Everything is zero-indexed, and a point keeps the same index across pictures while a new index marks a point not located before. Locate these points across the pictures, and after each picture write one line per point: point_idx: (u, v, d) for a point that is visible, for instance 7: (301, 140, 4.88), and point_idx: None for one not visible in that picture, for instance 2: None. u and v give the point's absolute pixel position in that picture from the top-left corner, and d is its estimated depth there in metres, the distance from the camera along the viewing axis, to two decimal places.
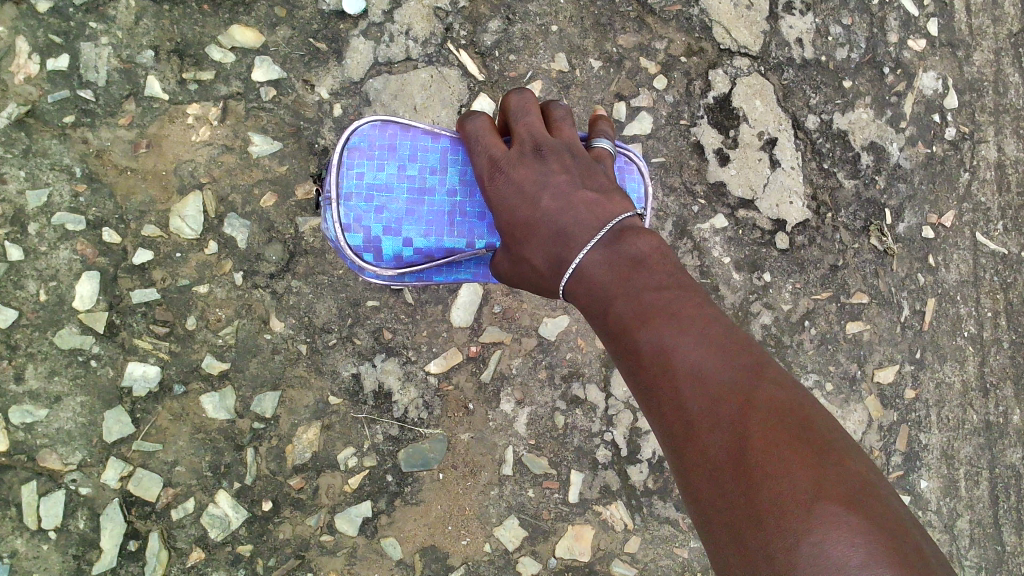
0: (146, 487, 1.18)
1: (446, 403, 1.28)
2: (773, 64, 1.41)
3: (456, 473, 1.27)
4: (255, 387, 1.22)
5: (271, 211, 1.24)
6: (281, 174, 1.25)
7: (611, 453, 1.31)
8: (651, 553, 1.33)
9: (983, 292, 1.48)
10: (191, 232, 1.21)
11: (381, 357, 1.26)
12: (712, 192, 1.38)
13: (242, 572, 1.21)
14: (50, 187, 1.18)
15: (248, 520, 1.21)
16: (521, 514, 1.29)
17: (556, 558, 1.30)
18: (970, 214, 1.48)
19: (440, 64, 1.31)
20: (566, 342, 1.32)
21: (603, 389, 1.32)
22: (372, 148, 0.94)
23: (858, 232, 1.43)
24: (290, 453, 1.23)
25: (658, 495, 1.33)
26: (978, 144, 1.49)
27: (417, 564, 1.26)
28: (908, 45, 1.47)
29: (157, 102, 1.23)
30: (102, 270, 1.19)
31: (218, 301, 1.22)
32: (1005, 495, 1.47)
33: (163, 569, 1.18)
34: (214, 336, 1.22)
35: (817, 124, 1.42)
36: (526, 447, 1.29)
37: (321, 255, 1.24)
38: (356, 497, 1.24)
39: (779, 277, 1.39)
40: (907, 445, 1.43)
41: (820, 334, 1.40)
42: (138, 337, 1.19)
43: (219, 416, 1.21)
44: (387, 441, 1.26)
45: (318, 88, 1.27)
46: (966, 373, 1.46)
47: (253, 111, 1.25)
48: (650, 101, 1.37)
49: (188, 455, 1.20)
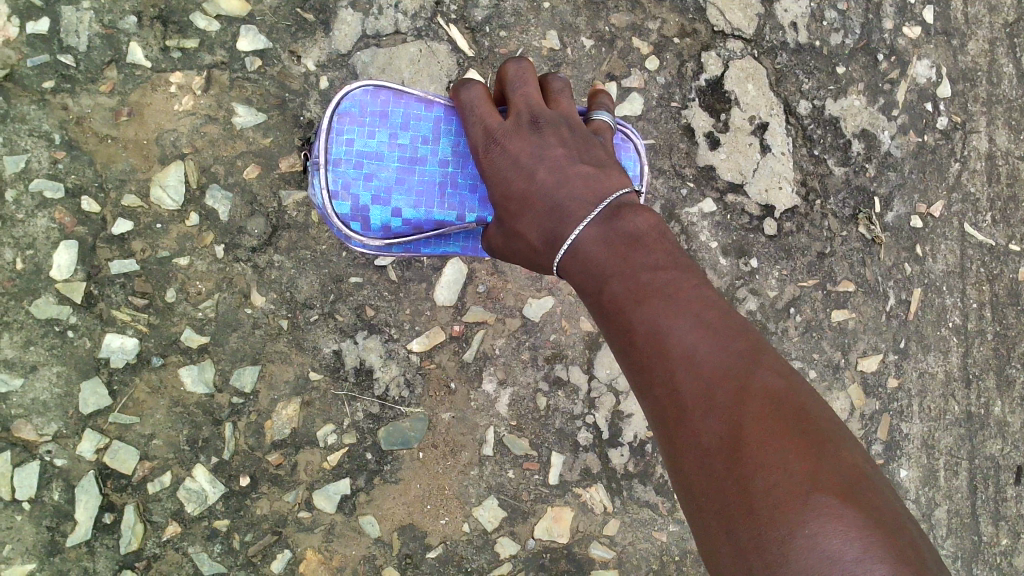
0: (123, 460, 1.14)
1: (428, 381, 1.24)
2: (766, 48, 1.37)
3: (436, 453, 1.23)
4: (234, 361, 1.18)
5: (254, 183, 1.19)
6: (265, 147, 1.20)
7: (592, 435, 1.28)
8: (630, 536, 1.30)
9: (969, 283, 1.45)
10: (172, 203, 1.16)
11: (363, 334, 1.22)
12: (702, 176, 1.33)
13: (218, 547, 1.17)
14: (29, 153, 1.12)
15: (225, 496, 1.17)
16: (501, 495, 1.25)
17: (535, 539, 1.26)
18: (959, 204, 1.44)
19: (429, 38, 1.26)
20: (550, 323, 1.27)
21: (586, 371, 1.28)
22: (363, 114, 0.88)
23: (846, 220, 1.39)
24: (269, 429, 1.19)
25: (639, 478, 1.29)
26: (969, 134, 1.45)
27: (395, 542, 1.22)
28: (904, 32, 1.43)
29: (139, 70, 1.17)
30: (80, 240, 1.13)
31: (198, 273, 1.17)
32: (984, 485, 1.45)
33: (138, 542, 1.14)
34: (194, 309, 1.17)
35: (809, 110, 1.38)
36: (507, 427, 1.26)
37: (304, 229, 1.20)
38: (335, 474, 1.20)
39: (765, 264, 1.35)
40: (888, 434, 1.40)
41: (805, 321, 1.36)
42: (116, 308, 1.14)
43: (197, 390, 1.17)
44: (368, 419, 1.22)
45: (305, 60, 1.22)
46: (948, 363, 1.43)
47: (236, 81, 1.19)
48: (641, 82, 1.32)
49: (166, 428, 1.16)
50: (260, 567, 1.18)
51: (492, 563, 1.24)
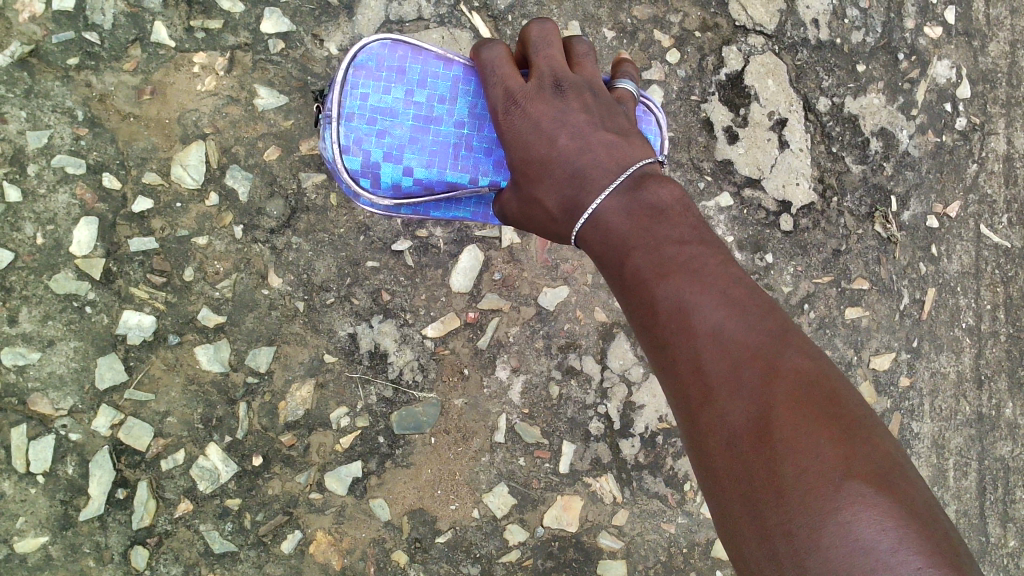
0: (137, 437, 1.07)
1: (442, 367, 1.16)
2: (787, 44, 1.32)
3: (447, 439, 1.15)
4: (250, 341, 1.11)
5: (275, 165, 1.11)
6: (286, 129, 1.12)
7: (604, 426, 1.19)
8: (638, 527, 1.21)
9: (983, 283, 1.41)
10: (193, 182, 1.10)
11: (379, 318, 1.14)
12: (719, 170, 1.28)
13: (230, 526, 1.09)
14: (51, 129, 1.06)
15: (237, 475, 1.10)
16: (511, 481, 1.17)
17: (544, 528, 1.18)
18: (976, 205, 1.40)
19: (451, 25, 1.19)
20: (565, 312, 1.19)
21: (599, 361, 1.20)
22: (380, 69, 0.78)
23: (863, 218, 1.34)
24: (282, 409, 1.11)
25: (648, 469, 1.21)
26: (988, 135, 1.41)
27: (405, 525, 1.14)
28: (925, 32, 1.38)
29: (163, 49, 1.10)
30: (101, 216, 1.07)
31: (216, 253, 1.10)
32: (991, 486, 1.41)
33: (150, 519, 1.07)
34: (212, 288, 1.10)
35: (828, 107, 1.33)
36: (519, 415, 1.17)
37: (323, 212, 1.12)
38: (347, 457, 1.13)
39: (780, 260, 1.30)
40: (899, 432, 1.35)
41: (819, 318, 1.31)
42: (135, 286, 1.08)
43: (213, 368, 1.10)
44: (382, 402, 1.14)
45: (327, 44, 1.15)
46: (960, 364, 1.39)
47: (259, 63, 1.13)
48: (661, 75, 1.27)
49: (181, 406, 1.09)
50: (270, 547, 1.10)
51: (501, 550, 1.16)
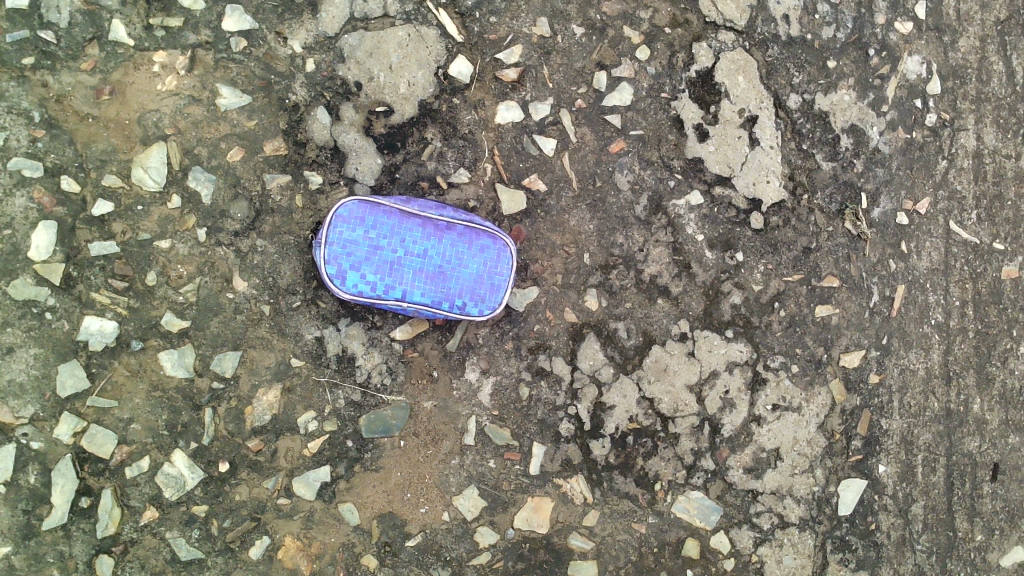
0: (100, 444, 1.20)
1: (411, 369, 1.29)
2: (757, 40, 1.36)
3: (418, 442, 1.29)
4: (215, 346, 1.24)
5: (237, 166, 1.25)
6: (249, 129, 1.26)
7: (574, 426, 1.31)
8: (609, 527, 1.33)
9: (953, 281, 1.41)
10: (153, 184, 1.23)
11: (345, 321, 1.28)
12: (690, 168, 1.34)
13: (197, 533, 1.23)
14: (6, 131, 1.19)
15: (203, 481, 1.24)
16: (481, 484, 1.30)
17: (515, 529, 1.30)
18: (945, 201, 1.41)
19: (418, 22, 1.30)
20: (534, 313, 1.31)
21: (569, 361, 1.31)
22: (353, 220, 1.17)
23: (832, 215, 1.37)
24: (249, 414, 1.25)
25: (619, 469, 1.32)
26: (958, 131, 1.42)
27: (374, 529, 1.28)
28: (896, 27, 1.41)
29: (122, 48, 1.23)
30: (59, 221, 1.20)
31: (179, 256, 1.24)
32: (960, 482, 1.41)
33: (115, 526, 1.21)
34: (175, 292, 1.23)
35: (799, 104, 1.37)
36: (489, 417, 1.30)
37: (287, 214, 1.27)
38: (315, 461, 1.27)
39: (750, 257, 1.35)
40: (868, 429, 1.38)
41: (788, 316, 1.36)
42: (96, 291, 1.21)
43: (177, 373, 1.23)
44: (350, 406, 1.28)
45: (291, 41, 1.27)
46: (930, 361, 1.40)
47: (221, 62, 1.26)
48: (631, 71, 1.34)
49: (144, 412, 1.22)
50: (238, 553, 1.25)
51: (470, 552, 1.30)
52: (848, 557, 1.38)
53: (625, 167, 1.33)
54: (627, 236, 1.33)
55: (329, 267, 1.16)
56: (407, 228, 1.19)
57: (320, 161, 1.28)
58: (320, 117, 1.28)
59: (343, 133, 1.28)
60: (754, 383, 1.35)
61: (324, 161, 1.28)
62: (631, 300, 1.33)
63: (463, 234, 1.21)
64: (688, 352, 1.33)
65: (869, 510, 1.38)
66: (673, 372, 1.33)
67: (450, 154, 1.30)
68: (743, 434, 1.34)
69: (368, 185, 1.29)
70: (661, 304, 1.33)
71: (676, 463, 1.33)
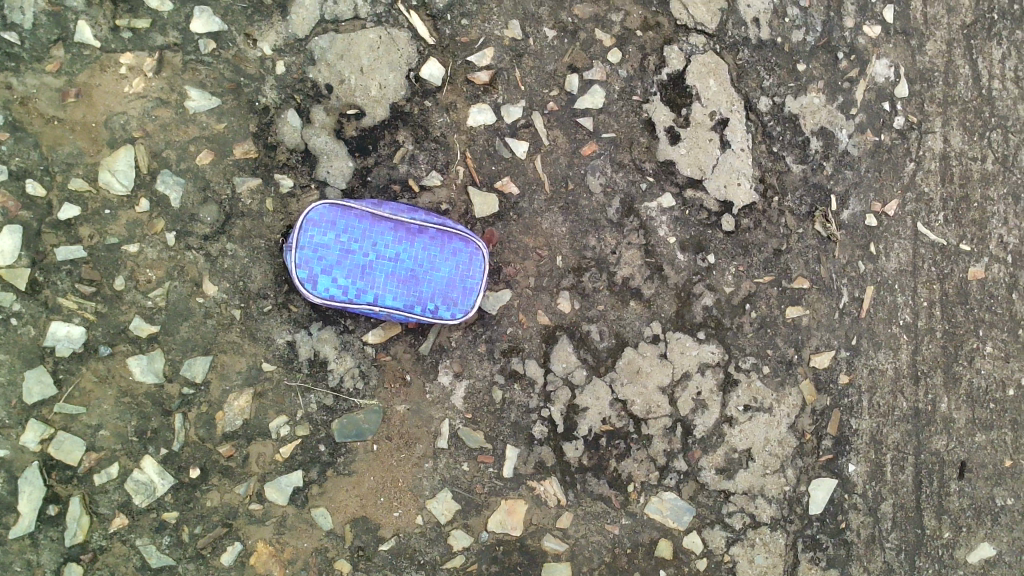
0: (68, 451, 1.19)
1: (383, 373, 1.29)
2: (727, 44, 1.37)
3: (390, 446, 1.29)
4: (185, 351, 1.23)
5: (207, 169, 1.24)
6: (218, 132, 1.25)
7: (547, 429, 1.31)
8: (582, 529, 1.33)
9: (920, 282, 1.41)
10: (121, 188, 1.21)
11: (317, 325, 1.27)
12: (662, 171, 1.35)
13: (167, 539, 1.22)
14: None
15: (174, 487, 1.23)
16: (454, 487, 1.30)
17: (487, 532, 1.30)
18: (913, 204, 1.42)
19: (389, 25, 1.29)
20: (507, 316, 1.32)
21: (542, 364, 1.32)
22: (324, 223, 1.16)
23: (802, 218, 1.39)
24: (220, 420, 1.24)
25: (593, 471, 1.33)
26: (925, 134, 1.43)
27: (348, 534, 1.27)
28: (864, 31, 1.42)
29: (88, 50, 1.22)
30: (24, 225, 1.19)
31: (148, 261, 1.22)
32: (928, 480, 1.42)
33: (83, 534, 1.19)
34: (143, 298, 1.22)
35: (769, 107, 1.38)
36: (462, 420, 1.30)
37: (257, 218, 1.26)
38: (288, 467, 1.26)
39: (722, 259, 1.36)
40: (838, 429, 1.39)
41: (760, 317, 1.37)
42: (62, 297, 1.20)
43: (146, 379, 1.22)
44: (322, 410, 1.27)
45: (260, 43, 1.26)
46: (898, 361, 1.41)
47: (190, 64, 1.24)
48: (603, 74, 1.34)
49: (113, 419, 1.21)
50: (209, 559, 1.24)
51: (444, 555, 1.29)
52: (819, 556, 1.39)
53: (597, 169, 1.34)
54: (599, 239, 1.34)
55: (300, 271, 1.15)
56: (379, 231, 1.18)
57: (291, 164, 1.27)
58: (290, 120, 1.27)
59: (313, 136, 1.27)
60: (726, 385, 1.35)
61: (295, 164, 1.27)
62: (604, 303, 1.33)
63: (436, 237, 1.20)
64: (661, 354, 1.34)
65: (840, 509, 1.39)
66: (646, 374, 1.33)
67: (422, 157, 1.30)
68: (715, 435, 1.35)
69: (340, 188, 1.28)
70: (633, 306, 1.34)
71: (649, 465, 1.34)
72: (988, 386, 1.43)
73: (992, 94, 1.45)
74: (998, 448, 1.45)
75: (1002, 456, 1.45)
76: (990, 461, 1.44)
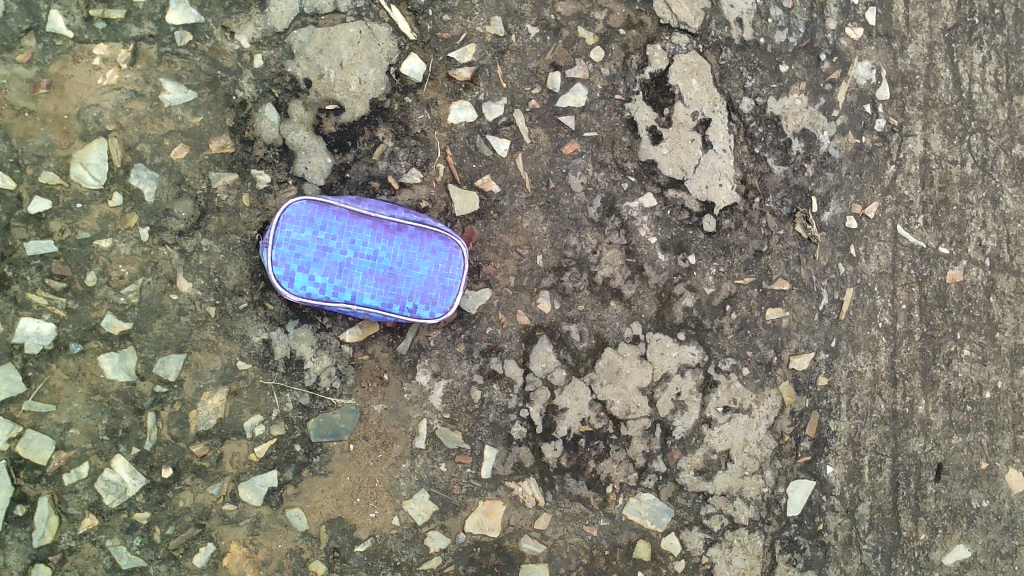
0: (37, 450, 1.14)
1: (361, 373, 1.24)
2: (711, 43, 1.34)
3: (367, 445, 1.24)
4: (158, 349, 1.18)
5: (182, 163, 1.19)
6: (194, 126, 1.20)
7: (526, 430, 1.27)
8: (560, 530, 1.29)
9: (899, 284, 1.39)
10: (93, 181, 1.16)
11: (294, 323, 1.22)
12: (643, 171, 1.31)
13: (138, 540, 1.17)
14: None
15: (146, 488, 1.17)
16: (432, 488, 1.25)
17: (465, 533, 1.26)
18: (893, 206, 1.39)
19: (370, 19, 1.24)
20: (486, 316, 1.27)
21: (522, 364, 1.28)
22: (301, 220, 1.11)
23: (783, 219, 1.35)
24: (193, 419, 1.19)
25: (571, 472, 1.29)
26: (905, 137, 1.40)
27: (323, 535, 1.23)
28: (846, 33, 1.39)
29: (60, 40, 1.16)
30: None
31: (120, 256, 1.17)
32: (905, 482, 1.39)
33: (52, 535, 1.14)
34: (116, 294, 1.17)
35: (752, 107, 1.34)
36: (440, 420, 1.26)
37: (233, 214, 1.20)
38: (262, 467, 1.21)
39: (703, 260, 1.32)
40: (817, 431, 1.36)
41: (740, 318, 1.34)
42: (32, 292, 1.15)
43: (118, 377, 1.17)
44: (298, 410, 1.22)
45: (238, 36, 1.21)
46: (877, 363, 1.38)
47: (165, 56, 1.19)
48: (585, 73, 1.30)
49: (83, 417, 1.16)
50: (181, 561, 1.19)
51: (421, 557, 1.25)
52: (796, 557, 1.35)
53: (579, 168, 1.30)
54: (580, 238, 1.29)
55: (275, 268, 1.11)
56: (357, 229, 1.13)
57: (268, 160, 1.22)
58: (268, 115, 1.22)
59: (291, 131, 1.22)
60: (706, 386, 1.32)
61: (272, 160, 1.22)
62: (584, 303, 1.29)
63: (415, 235, 1.16)
64: (641, 354, 1.30)
65: (817, 511, 1.36)
66: (626, 375, 1.29)
67: (402, 154, 1.25)
68: (694, 436, 1.31)
69: (318, 185, 1.23)
70: (614, 306, 1.30)
71: (628, 466, 1.30)
72: (965, 388, 1.40)
73: (972, 97, 1.42)
74: (975, 450, 1.41)
75: (979, 459, 1.41)
76: (967, 463, 1.41)
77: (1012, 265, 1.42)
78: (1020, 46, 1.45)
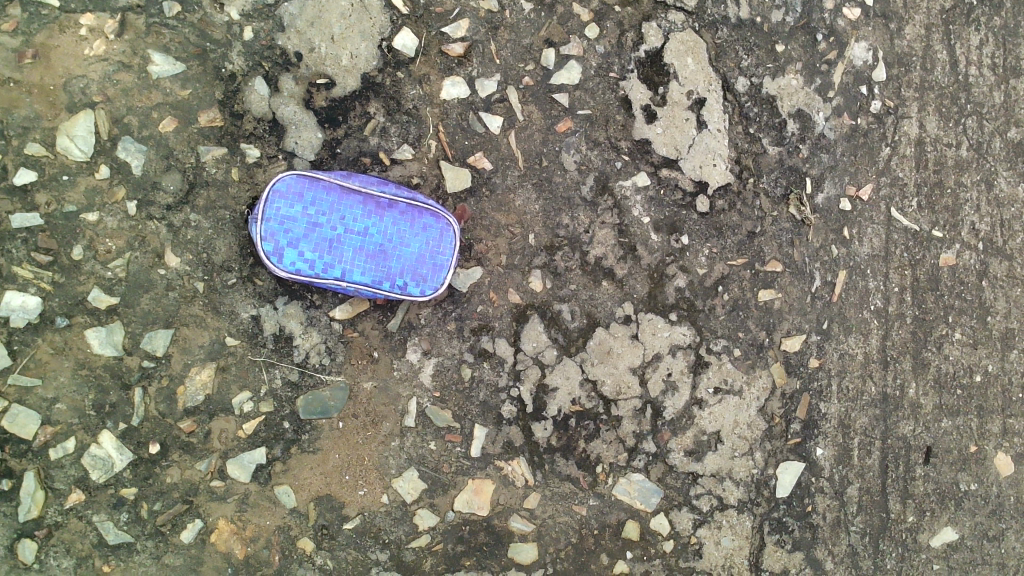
0: (23, 425, 1.11)
1: (350, 350, 1.21)
2: (707, 22, 1.30)
3: (356, 423, 1.21)
4: (146, 324, 1.15)
5: (170, 137, 1.15)
6: (183, 99, 1.16)
7: (516, 409, 1.25)
8: (550, 509, 1.26)
9: (892, 266, 1.35)
10: (80, 154, 1.12)
11: (283, 300, 1.19)
12: (637, 150, 1.28)
13: (125, 516, 1.15)
14: None
15: (133, 463, 1.15)
16: (421, 466, 1.23)
17: (454, 511, 1.23)
18: (888, 188, 1.35)
19: None
20: (477, 295, 1.24)
21: (513, 343, 1.25)
22: (291, 194, 1.08)
23: (778, 200, 1.32)
24: (181, 395, 1.16)
25: (561, 452, 1.26)
26: (901, 119, 1.36)
27: (311, 512, 1.20)
28: (844, 13, 1.35)
29: (47, 8, 1.12)
30: None
31: (108, 230, 1.14)
32: (894, 465, 1.36)
33: (38, 510, 1.12)
34: (103, 268, 1.14)
35: (747, 87, 1.31)
36: (429, 399, 1.23)
37: (223, 187, 1.17)
38: (250, 443, 1.18)
39: (696, 241, 1.29)
40: (807, 413, 1.33)
41: (732, 300, 1.31)
42: (18, 265, 1.11)
43: (104, 352, 1.13)
44: (286, 387, 1.19)
45: (228, 8, 1.17)
46: (868, 345, 1.35)
47: (153, 27, 1.15)
48: (580, 49, 1.26)
49: (70, 392, 1.13)
50: (169, 536, 1.16)
51: (410, 535, 1.22)
52: (785, 539, 1.33)
53: (572, 146, 1.26)
54: (573, 217, 1.26)
55: (264, 244, 1.07)
56: (347, 204, 1.10)
57: (258, 134, 1.18)
58: (258, 88, 1.18)
59: (281, 105, 1.18)
60: (697, 367, 1.29)
61: (263, 134, 1.18)
62: (576, 282, 1.26)
63: (406, 212, 1.12)
64: (632, 335, 1.27)
65: (806, 492, 1.33)
66: (617, 355, 1.27)
67: (393, 129, 1.22)
68: (685, 417, 1.29)
69: (308, 160, 1.19)
70: (605, 286, 1.27)
71: (618, 447, 1.27)
72: (956, 371, 1.37)
73: (968, 80, 1.39)
74: (964, 433, 1.38)
75: (968, 442, 1.38)
76: (956, 446, 1.38)
77: (1005, 249, 1.39)
78: (1017, 29, 1.41)
